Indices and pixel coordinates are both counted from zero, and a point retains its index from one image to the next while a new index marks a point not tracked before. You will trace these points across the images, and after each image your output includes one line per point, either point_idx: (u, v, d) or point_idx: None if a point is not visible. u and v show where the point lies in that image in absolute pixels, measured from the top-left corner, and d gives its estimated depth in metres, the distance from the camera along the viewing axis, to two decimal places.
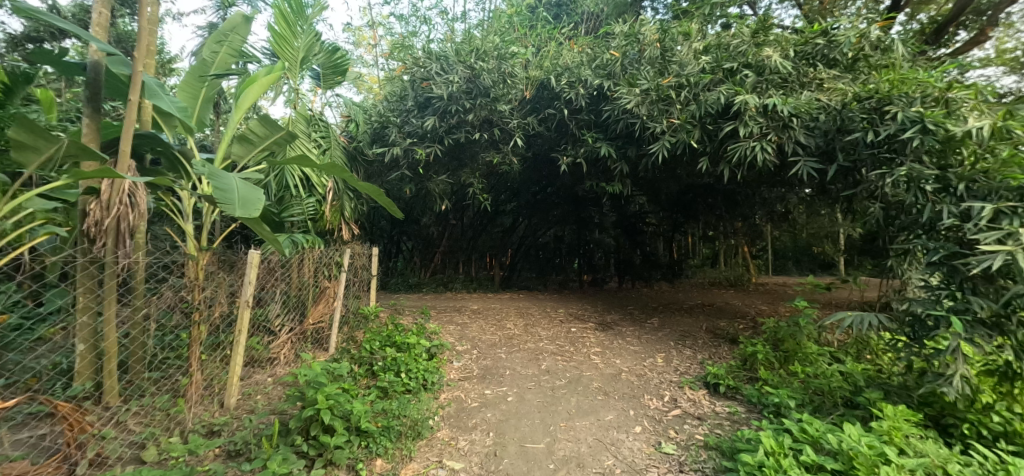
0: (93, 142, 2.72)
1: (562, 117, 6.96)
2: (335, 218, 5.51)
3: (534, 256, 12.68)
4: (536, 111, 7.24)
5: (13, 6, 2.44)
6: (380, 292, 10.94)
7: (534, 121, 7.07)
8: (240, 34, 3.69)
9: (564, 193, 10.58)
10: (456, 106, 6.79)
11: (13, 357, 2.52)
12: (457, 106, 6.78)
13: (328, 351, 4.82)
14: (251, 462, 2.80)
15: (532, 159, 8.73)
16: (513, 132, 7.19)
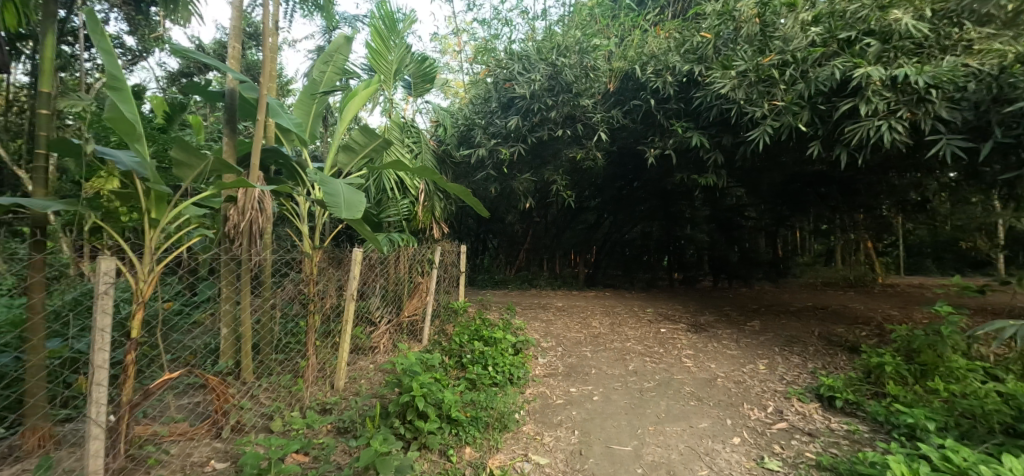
0: (231, 158, 3.20)
1: (648, 108, 6.66)
2: (427, 218, 5.89)
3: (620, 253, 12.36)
4: (620, 103, 7.03)
5: (170, 49, 2.92)
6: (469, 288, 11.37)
7: (619, 113, 6.86)
8: (343, 53, 4.09)
9: (653, 187, 10.14)
10: (541, 104, 6.88)
11: (178, 336, 3.07)
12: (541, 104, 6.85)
13: (422, 342, 5.16)
14: (358, 439, 3.12)
15: (619, 153, 8.48)
16: (597, 127, 7.07)
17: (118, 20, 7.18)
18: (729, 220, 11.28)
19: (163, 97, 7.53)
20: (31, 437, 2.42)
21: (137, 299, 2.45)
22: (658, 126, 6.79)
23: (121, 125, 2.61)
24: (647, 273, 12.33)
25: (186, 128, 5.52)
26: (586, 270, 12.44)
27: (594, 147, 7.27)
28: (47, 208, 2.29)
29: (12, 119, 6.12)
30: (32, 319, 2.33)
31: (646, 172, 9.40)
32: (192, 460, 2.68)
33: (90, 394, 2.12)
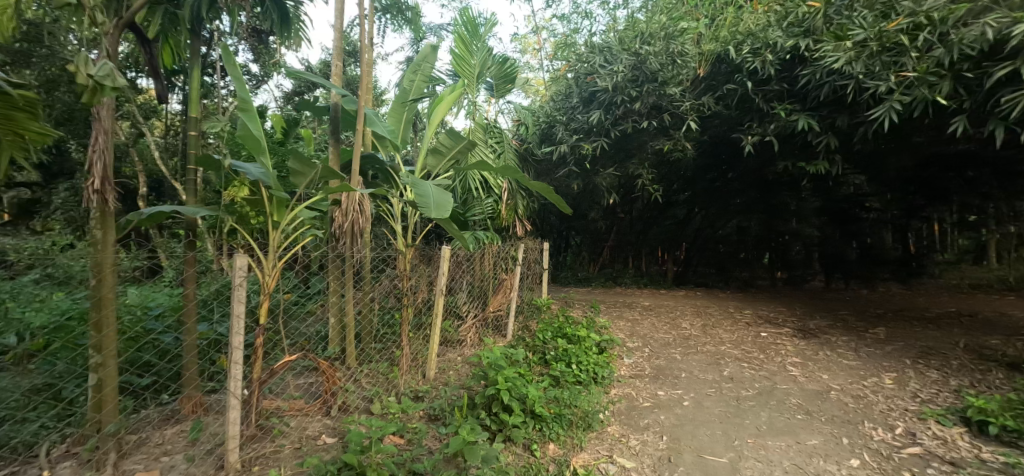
0: (335, 165, 3.54)
1: (745, 92, 6.23)
2: (510, 216, 6.00)
3: (713, 249, 11.53)
4: (712, 89, 6.67)
5: (286, 72, 3.31)
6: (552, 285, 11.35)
7: (710, 100, 6.49)
8: (429, 62, 4.33)
9: (751, 177, 9.38)
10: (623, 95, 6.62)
11: (296, 323, 3.49)
12: (624, 96, 6.63)
13: (507, 337, 5.31)
14: (447, 427, 3.29)
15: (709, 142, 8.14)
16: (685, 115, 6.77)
17: (246, 51, 8.32)
18: (845, 213, 10.36)
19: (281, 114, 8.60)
20: (188, 404, 2.94)
21: (264, 290, 2.82)
22: (756, 111, 6.39)
23: (250, 141, 3.02)
24: (746, 271, 11.42)
25: (300, 141, 6.22)
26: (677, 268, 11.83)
27: (682, 138, 7.03)
28: (197, 213, 2.72)
29: (171, 141, 7.39)
30: (187, 306, 2.81)
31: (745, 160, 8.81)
32: (307, 433, 3.05)
33: (230, 370, 2.50)
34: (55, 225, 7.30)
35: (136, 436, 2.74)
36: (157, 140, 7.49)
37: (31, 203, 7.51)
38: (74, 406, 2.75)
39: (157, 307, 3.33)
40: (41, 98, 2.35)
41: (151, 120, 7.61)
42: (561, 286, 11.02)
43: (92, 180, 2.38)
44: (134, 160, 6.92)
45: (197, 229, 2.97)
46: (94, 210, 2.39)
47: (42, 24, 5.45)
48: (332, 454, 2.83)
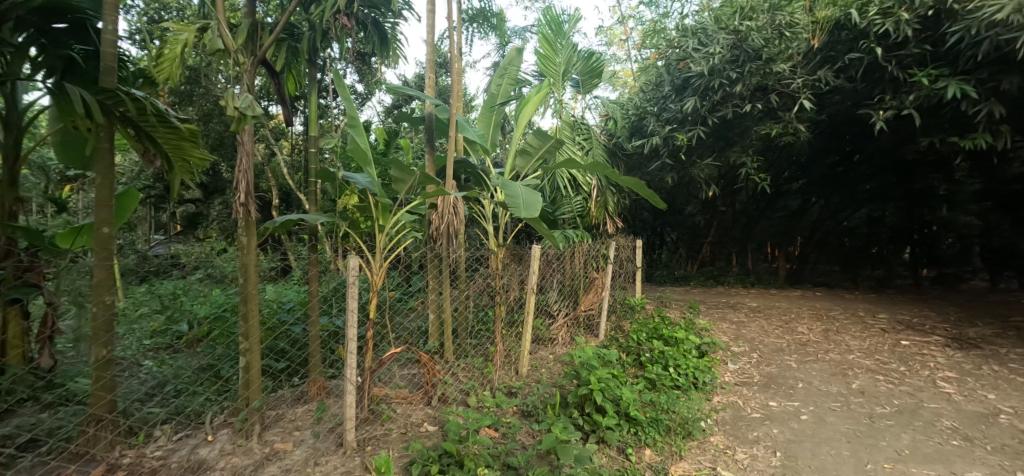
0: (432, 172, 3.77)
1: (872, 60, 5.49)
2: (600, 214, 5.86)
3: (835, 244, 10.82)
4: (830, 61, 5.96)
5: (387, 88, 3.60)
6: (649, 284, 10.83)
7: (828, 73, 5.80)
8: (515, 65, 4.42)
9: (884, 159, 8.52)
10: (720, 79, 6.16)
11: (400, 318, 3.81)
12: (722, 80, 6.17)
13: (599, 337, 5.22)
14: (540, 424, 3.33)
15: (831, 121, 7.43)
16: (798, 93, 6.13)
17: (353, 73, 9.25)
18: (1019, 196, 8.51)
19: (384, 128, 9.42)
20: (313, 387, 3.36)
21: (372, 288, 3.12)
22: (888, 81, 5.58)
23: (357, 154, 3.34)
24: (881, 269, 10.39)
25: (400, 150, 6.76)
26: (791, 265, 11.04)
27: (794, 119, 6.29)
28: (316, 220, 3.08)
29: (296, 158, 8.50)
30: (311, 301, 3.20)
31: (879, 135, 7.64)
32: (410, 420, 3.29)
33: (347, 359, 2.80)
34: (213, 233, 8.79)
35: (275, 412, 3.20)
36: (285, 158, 8.66)
37: (196, 217, 9.13)
38: (229, 383, 3.31)
39: (288, 302, 3.86)
40: (199, 130, 2.92)
41: (280, 141, 8.81)
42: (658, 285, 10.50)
43: (237, 194, 2.84)
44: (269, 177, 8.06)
45: (318, 234, 3.35)
46: (239, 219, 2.85)
47: (198, 67, 7.22)
48: (433, 441, 3.03)
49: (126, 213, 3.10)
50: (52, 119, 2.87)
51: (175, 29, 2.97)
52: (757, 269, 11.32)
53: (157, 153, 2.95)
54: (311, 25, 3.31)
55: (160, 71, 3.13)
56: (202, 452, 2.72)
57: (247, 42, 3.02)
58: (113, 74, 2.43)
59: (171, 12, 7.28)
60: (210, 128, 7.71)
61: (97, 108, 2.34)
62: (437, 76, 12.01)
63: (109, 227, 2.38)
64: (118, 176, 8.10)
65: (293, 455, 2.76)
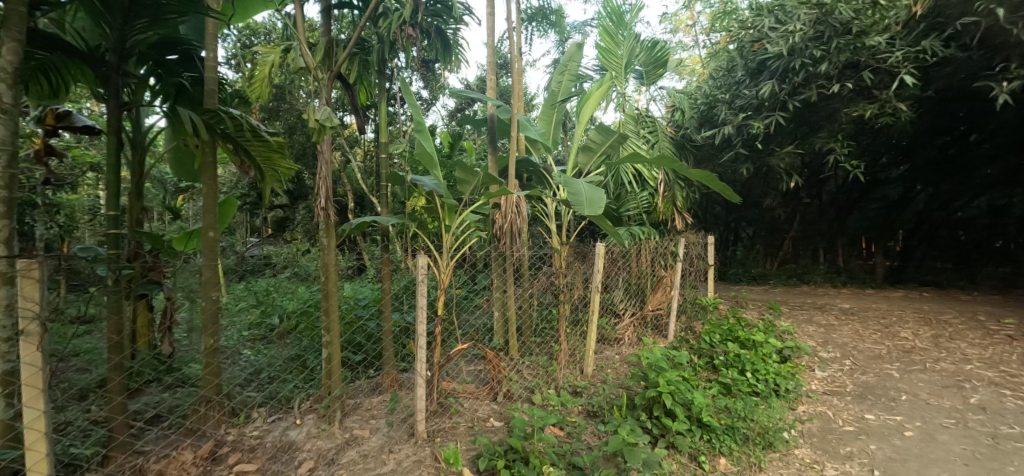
0: (494, 171, 3.82)
1: (992, 24, 4.78)
2: (668, 210, 5.61)
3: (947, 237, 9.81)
4: (936, 29, 5.27)
5: (450, 93, 3.71)
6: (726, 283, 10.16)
7: (935, 42, 5.14)
8: (576, 60, 4.33)
9: (1011, 137, 7.34)
10: (801, 59, 5.70)
11: (467, 315, 3.93)
12: (804, 59, 5.66)
13: (668, 338, 5.01)
14: (606, 425, 3.27)
15: (939, 98, 6.55)
16: (897, 68, 5.48)
17: (418, 80, 9.65)
18: None
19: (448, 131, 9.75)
20: (387, 379, 3.57)
21: (439, 286, 3.24)
22: (1012, 46, 4.85)
23: (424, 157, 3.46)
24: (1008, 266, 9.35)
25: (463, 152, 6.96)
26: (893, 262, 9.89)
27: (892, 97, 5.58)
28: (388, 222, 3.25)
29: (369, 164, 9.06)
30: (384, 298, 3.39)
31: (1000, 110, 6.60)
32: (477, 415, 3.37)
33: (417, 353, 2.94)
34: (298, 236, 9.62)
35: (354, 401, 3.44)
36: (360, 164, 9.25)
37: (285, 220, 10.03)
38: (314, 372, 3.61)
39: (364, 299, 4.13)
40: (285, 141, 3.20)
41: (354, 149, 9.43)
42: (737, 284, 9.82)
43: (318, 199, 3.08)
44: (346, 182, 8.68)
45: (390, 235, 3.54)
46: (320, 222, 3.09)
47: (283, 85, 7.94)
48: (499, 436, 3.09)
49: (228, 219, 3.50)
50: (169, 140, 3.31)
51: (264, 52, 3.42)
52: (851, 266, 10.26)
53: (251, 165, 3.27)
54: (380, 38, 3.51)
55: (253, 90, 3.56)
56: (292, 434, 2.99)
57: (325, 58, 3.25)
58: (214, 96, 2.77)
59: (260, 37, 8.07)
60: (295, 140, 8.45)
61: (202, 126, 2.67)
62: (498, 77, 12.17)
63: (214, 231, 2.71)
64: (220, 186, 9.12)
65: (370, 442, 2.95)
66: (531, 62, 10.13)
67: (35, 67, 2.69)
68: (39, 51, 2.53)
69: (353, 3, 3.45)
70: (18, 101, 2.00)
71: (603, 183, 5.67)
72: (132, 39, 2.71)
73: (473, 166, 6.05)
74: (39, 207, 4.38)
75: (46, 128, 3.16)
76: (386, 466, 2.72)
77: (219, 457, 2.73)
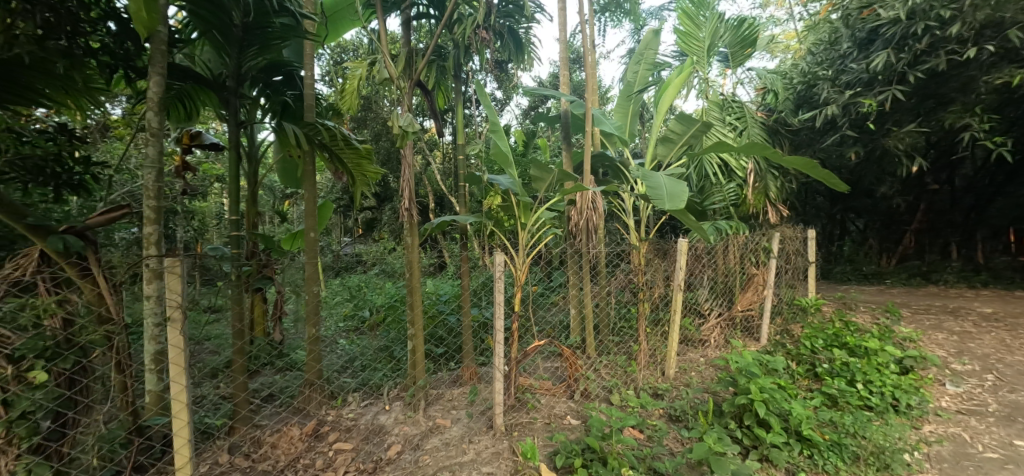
0: (569, 168, 3.78)
1: None
2: (759, 202, 5.17)
3: None
4: None
5: (524, 91, 3.75)
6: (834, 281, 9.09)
7: None
8: (653, 48, 4.23)
9: None
10: (925, 22, 4.89)
11: (543, 312, 3.96)
12: (928, 22, 4.87)
13: (761, 342, 4.64)
14: (690, 431, 3.10)
15: None
16: None
17: (492, 81, 9.87)
18: None
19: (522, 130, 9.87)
20: (467, 372, 3.72)
21: (516, 283, 3.27)
22: None
23: (499, 157, 3.52)
24: None
25: (536, 150, 6.98)
26: None
27: None
28: (466, 221, 3.36)
29: (448, 166, 9.48)
30: (463, 294, 3.53)
31: None
32: (554, 412, 3.36)
33: (495, 348, 3.02)
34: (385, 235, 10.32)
35: (437, 391, 3.62)
36: (439, 166, 9.66)
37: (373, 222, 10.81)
38: (401, 362, 3.87)
39: (444, 296, 4.34)
40: (372, 148, 3.45)
41: (434, 152, 9.91)
42: (849, 282, 8.71)
43: (403, 200, 3.28)
44: (426, 184, 9.18)
45: (467, 233, 3.68)
46: (404, 222, 3.29)
47: (370, 96, 8.58)
48: (576, 434, 3.06)
49: (325, 221, 3.97)
50: (276, 152, 3.76)
51: (353, 67, 3.75)
52: (996, 263, 8.71)
53: (343, 171, 3.57)
54: (455, 44, 3.64)
55: (344, 102, 3.98)
56: (382, 418, 3.23)
57: (406, 68, 3.46)
58: (312, 110, 3.10)
59: (349, 54, 8.78)
60: (381, 146, 9.06)
61: (303, 138, 3.01)
62: (571, 72, 12.03)
63: (314, 232, 3.01)
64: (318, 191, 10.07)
65: (451, 431, 3.09)
66: (605, 54, 9.88)
67: (174, 95, 3.19)
68: (176, 81, 2.99)
69: (430, 12, 3.61)
70: (163, 125, 2.40)
71: (685, 176, 5.39)
72: (246, 66, 3.12)
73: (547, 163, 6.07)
74: (179, 214, 5.18)
75: (182, 147, 3.67)
76: (467, 455, 2.83)
77: (321, 435, 3.04)
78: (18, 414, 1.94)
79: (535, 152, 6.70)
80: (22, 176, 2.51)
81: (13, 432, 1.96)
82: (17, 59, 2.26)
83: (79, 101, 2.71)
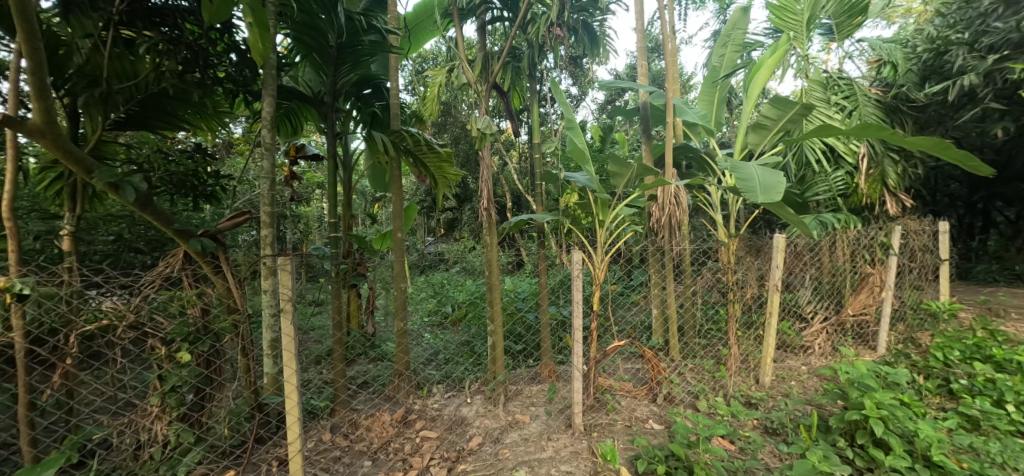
0: (649, 162, 3.61)
1: None
2: (875, 191, 4.53)
3: None
4: None
5: (600, 85, 3.67)
6: (977, 281, 7.72)
7: None
8: (741, 28, 3.94)
9: None
10: None
11: (623, 312, 3.88)
12: None
13: (878, 351, 4.11)
14: (791, 446, 2.82)
15: None
16: None
17: (567, 77, 9.80)
18: None
19: (599, 125, 9.67)
20: (546, 369, 3.74)
21: (595, 281, 3.19)
22: None
23: (575, 154, 3.47)
24: None
25: (615, 145, 6.77)
26: None
27: None
28: (543, 219, 3.37)
29: (525, 165, 9.63)
30: (541, 293, 3.54)
31: None
32: (636, 415, 3.24)
33: (573, 347, 2.99)
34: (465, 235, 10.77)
35: (516, 387, 3.69)
36: (515, 166, 9.83)
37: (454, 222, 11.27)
38: (481, 357, 4.01)
39: (522, 293, 4.41)
40: (453, 151, 3.62)
41: (511, 152, 10.10)
42: (998, 284, 7.34)
43: (481, 201, 3.37)
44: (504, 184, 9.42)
45: (545, 232, 3.68)
46: (483, 221, 3.37)
47: (450, 102, 8.98)
48: (659, 440, 2.94)
49: (411, 222, 4.29)
50: (367, 160, 4.09)
51: (433, 75, 3.98)
52: None
53: (426, 174, 3.76)
54: (529, 43, 3.68)
55: (426, 109, 4.20)
56: (464, 410, 3.37)
57: (482, 72, 3.58)
58: (397, 118, 3.31)
59: (429, 63, 9.25)
60: (460, 149, 9.44)
61: (390, 145, 3.25)
62: (651, 61, 11.56)
63: (401, 233, 3.21)
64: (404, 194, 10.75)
65: (530, 427, 3.12)
66: (688, 39, 9.32)
67: (283, 112, 3.62)
68: (285, 101, 3.38)
69: (504, 15, 3.68)
70: (275, 140, 2.72)
71: (783, 164, 4.92)
72: (341, 82, 3.42)
73: (626, 158, 5.86)
74: (288, 218, 5.85)
75: (290, 158, 4.20)
76: (545, 452, 2.84)
77: (409, 422, 3.25)
78: (170, 387, 2.36)
79: (612, 147, 6.52)
80: (169, 188, 2.99)
81: (166, 401, 2.38)
82: (164, 92, 2.74)
83: (211, 122, 3.18)
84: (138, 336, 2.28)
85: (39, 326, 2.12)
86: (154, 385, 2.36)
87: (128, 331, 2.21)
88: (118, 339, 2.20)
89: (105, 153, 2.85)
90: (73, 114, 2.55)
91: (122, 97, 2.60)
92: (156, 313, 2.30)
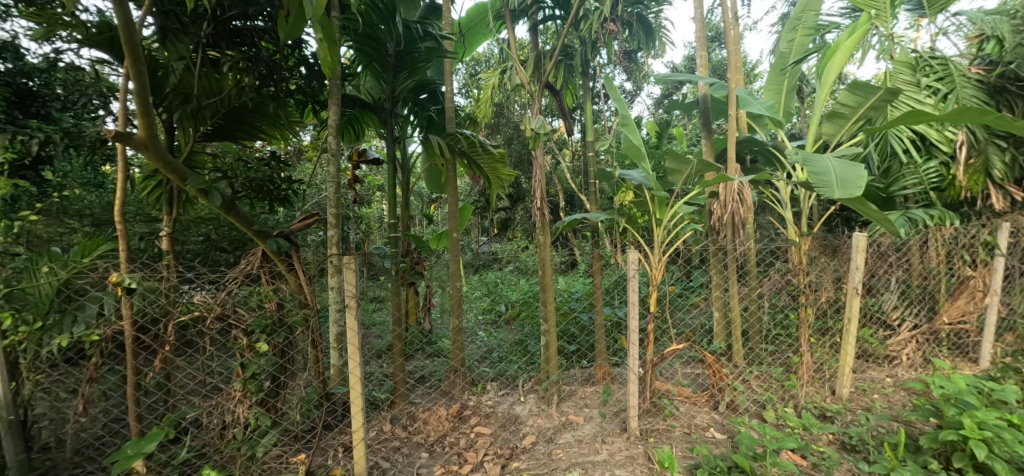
0: (710, 157, 3.44)
1: None
2: (978, 183, 4.01)
3: None
4: None
5: (656, 79, 3.55)
6: None
7: None
8: (813, 9, 3.63)
9: None
10: None
11: (682, 314, 3.73)
12: None
13: (982, 365, 3.67)
14: (873, 465, 2.56)
15: None
16: None
17: (622, 72, 9.55)
18: None
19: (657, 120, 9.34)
20: (600, 371, 3.69)
21: (652, 282, 3.07)
22: None
23: (631, 151, 3.36)
24: None
25: (673, 141, 6.51)
26: None
27: None
28: (597, 218, 3.30)
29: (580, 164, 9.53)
30: (595, 293, 3.47)
31: None
32: (695, 422, 3.09)
33: (629, 349, 2.91)
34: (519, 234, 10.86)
35: (570, 388, 3.66)
36: (570, 164, 9.75)
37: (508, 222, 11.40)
38: (535, 357, 4.03)
39: (576, 293, 4.38)
40: (506, 151, 3.66)
41: (565, 151, 10.03)
42: None
43: (535, 200, 3.37)
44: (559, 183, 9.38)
45: (599, 231, 3.61)
46: (537, 221, 3.36)
47: (503, 103, 9.08)
48: (721, 450, 2.79)
49: (466, 222, 4.39)
50: (424, 162, 4.24)
51: (486, 77, 4.06)
52: None
53: (480, 175, 3.84)
54: (582, 41, 3.63)
55: (480, 111, 4.30)
56: (518, 409, 3.40)
57: (534, 72, 3.59)
58: (452, 121, 3.39)
59: (482, 65, 9.40)
60: (514, 149, 9.53)
61: (446, 147, 3.34)
62: (712, 51, 11.00)
63: (456, 233, 3.28)
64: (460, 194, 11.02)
65: (584, 429, 3.09)
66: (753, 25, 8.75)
67: (348, 119, 3.84)
68: (348, 109, 3.58)
69: (556, 13, 3.64)
70: (339, 145, 2.90)
71: (864, 156, 4.50)
72: (400, 87, 3.55)
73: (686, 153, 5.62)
74: (352, 219, 6.20)
75: (353, 163, 4.47)
76: (600, 454, 2.80)
77: (464, 417, 3.33)
78: (251, 374, 2.56)
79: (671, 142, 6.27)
80: (249, 193, 3.29)
81: (247, 387, 2.58)
82: (244, 105, 2.99)
83: (284, 131, 3.44)
84: (224, 327, 2.52)
85: (144, 315, 2.42)
86: (237, 372, 2.57)
87: (215, 321, 2.46)
88: (207, 329, 2.45)
89: (196, 163, 3.17)
90: (170, 128, 2.86)
91: (210, 112, 2.88)
92: (238, 306, 2.53)
